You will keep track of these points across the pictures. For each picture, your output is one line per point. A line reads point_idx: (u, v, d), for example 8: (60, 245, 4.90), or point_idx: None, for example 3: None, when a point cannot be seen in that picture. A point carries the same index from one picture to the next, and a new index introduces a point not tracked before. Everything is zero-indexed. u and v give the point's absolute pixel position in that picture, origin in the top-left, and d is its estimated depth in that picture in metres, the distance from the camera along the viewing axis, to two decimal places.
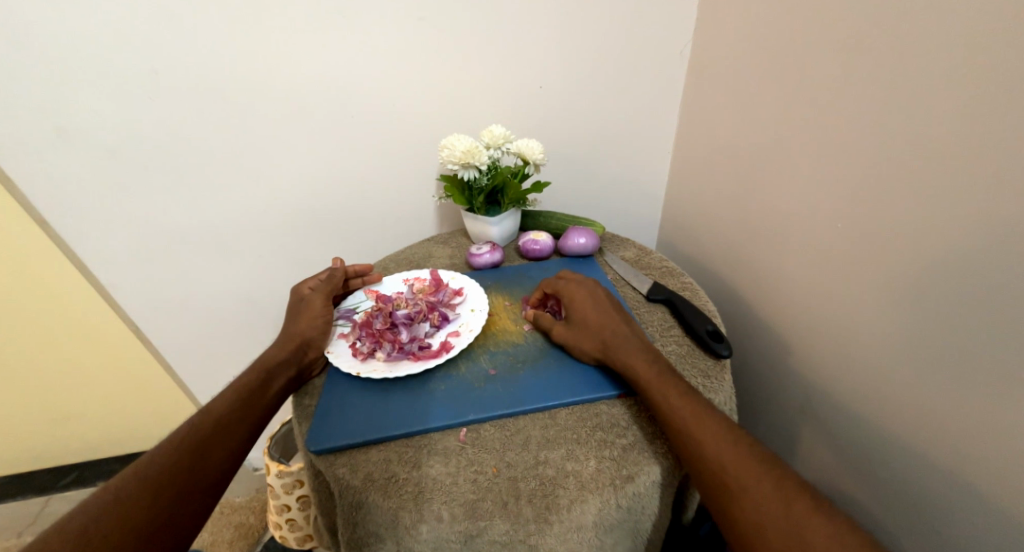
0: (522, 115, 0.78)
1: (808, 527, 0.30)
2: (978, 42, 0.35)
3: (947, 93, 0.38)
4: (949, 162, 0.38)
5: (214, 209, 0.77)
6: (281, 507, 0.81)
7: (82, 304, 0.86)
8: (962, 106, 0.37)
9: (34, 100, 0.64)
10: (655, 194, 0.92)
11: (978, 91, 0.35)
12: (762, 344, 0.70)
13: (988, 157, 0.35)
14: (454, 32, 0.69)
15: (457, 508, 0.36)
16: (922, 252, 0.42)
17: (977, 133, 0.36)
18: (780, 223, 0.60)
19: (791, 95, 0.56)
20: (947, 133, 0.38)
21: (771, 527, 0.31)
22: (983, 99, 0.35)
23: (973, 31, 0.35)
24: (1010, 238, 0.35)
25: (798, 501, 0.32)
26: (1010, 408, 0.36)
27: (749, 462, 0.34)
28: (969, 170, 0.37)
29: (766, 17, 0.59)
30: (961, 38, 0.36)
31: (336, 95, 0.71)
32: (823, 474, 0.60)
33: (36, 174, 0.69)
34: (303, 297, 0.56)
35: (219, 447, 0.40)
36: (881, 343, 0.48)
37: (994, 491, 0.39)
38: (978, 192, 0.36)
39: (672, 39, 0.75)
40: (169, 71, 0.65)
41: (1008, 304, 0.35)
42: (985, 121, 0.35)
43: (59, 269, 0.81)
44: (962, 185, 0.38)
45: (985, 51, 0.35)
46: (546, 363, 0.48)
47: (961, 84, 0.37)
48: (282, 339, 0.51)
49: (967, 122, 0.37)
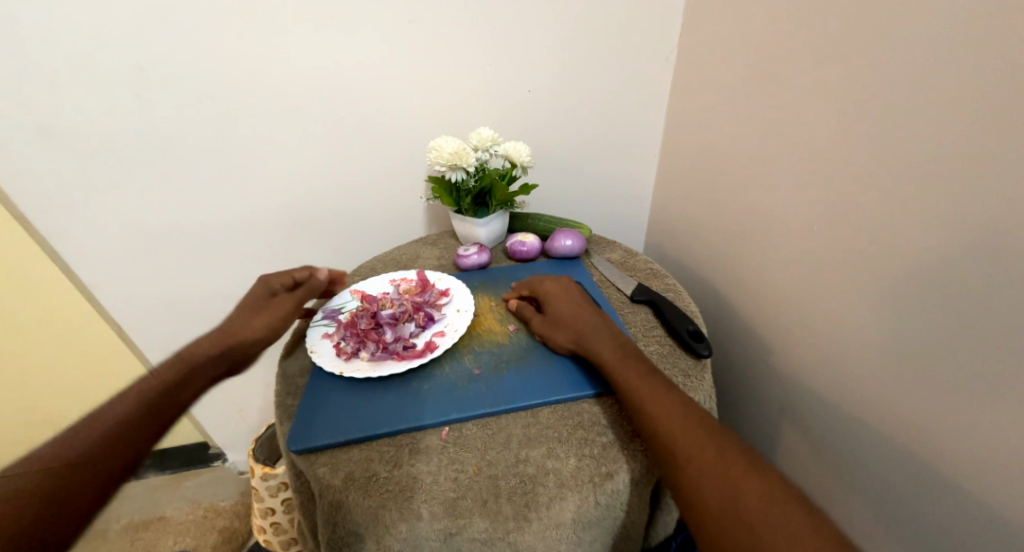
0: (511, 118, 0.79)
1: (742, 489, 0.31)
2: (954, 55, 0.36)
3: (927, 98, 0.39)
4: (926, 170, 0.40)
5: (201, 209, 0.77)
6: (265, 511, 0.80)
7: (66, 308, 0.85)
8: (940, 111, 0.38)
9: (15, 96, 0.63)
10: (642, 197, 0.93)
11: (955, 97, 0.37)
12: (746, 347, 0.71)
13: (965, 160, 0.36)
14: (443, 36, 0.69)
15: (437, 506, 0.36)
16: (899, 257, 0.43)
17: (954, 137, 0.37)
18: (763, 227, 0.62)
19: (774, 101, 0.57)
20: (925, 137, 0.39)
21: (710, 494, 0.32)
22: (959, 103, 0.36)
23: (950, 39, 0.36)
24: (984, 245, 0.36)
25: (737, 466, 0.32)
26: (987, 410, 0.38)
27: (697, 434, 0.35)
28: (947, 178, 0.38)
29: (750, 24, 0.60)
30: (940, 50, 0.37)
31: (325, 96, 0.71)
32: (806, 475, 0.61)
33: (16, 171, 0.68)
34: (268, 288, 0.55)
35: (153, 417, 0.36)
36: (861, 346, 0.49)
37: (971, 486, 0.40)
38: (955, 195, 0.38)
39: (659, 45, 0.76)
40: (156, 70, 0.64)
41: (980, 307, 0.37)
42: (960, 131, 0.37)
43: (42, 274, 0.80)
44: (939, 191, 0.39)
45: (960, 64, 0.36)
46: (528, 361, 0.49)
47: (939, 90, 0.38)
48: (234, 329, 0.50)
49: (945, 126, 0.38)
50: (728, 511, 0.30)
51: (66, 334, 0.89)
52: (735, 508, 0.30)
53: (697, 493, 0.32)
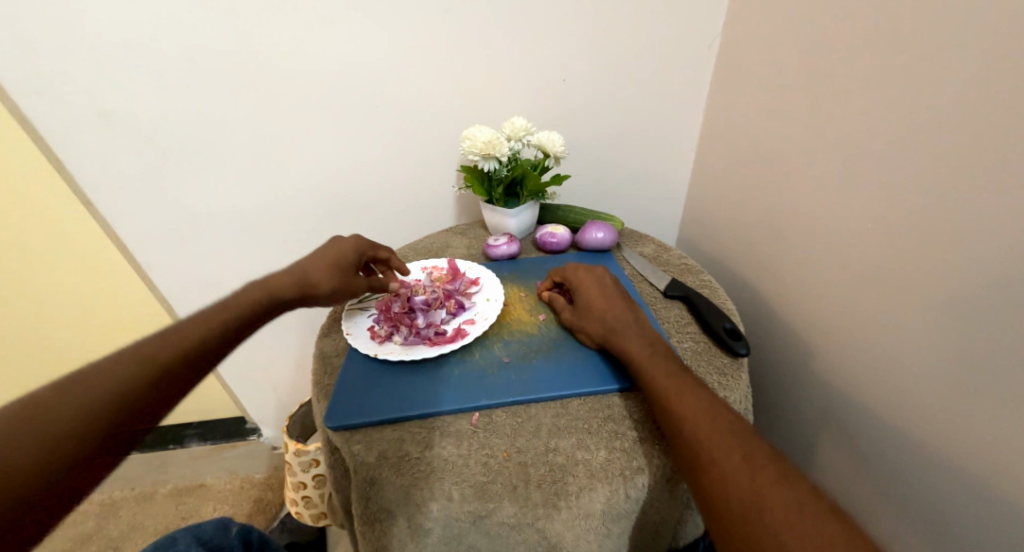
0: (544, 107, 0.78)
1: (768, 491, 0.30)
2: (1008, 41, 0.34)
3: (985, 88, 0.36)
4: (973, 164, 0.38)
5: (245, 195, 0.80)
6: (298, 485, 0.84)
7: (119, 285, 0.92)
8: (998, 101, 0.35)
9: (81, 88, 0.67)
10: (677, 190, 0.90)
11: (1015, 86, 0.34)
12: (781, 347, 0.68)
13: (1019, 155, 0.34)
14: (478, 24, 0.69)
15: (467, 489, 0.36)
16: (943, 258, 0.41)
17: (1007, 130, 0.35)
18: (802, 223, 0.59)
19: (818, 91, 0.54)
20: (975, 130, 0.37)
21: (737, 494, 0.31)
22: (1018, 92, 0.33)
23: (1009, 25, 0.34)
24: None
25: (765, 471, 0.31)
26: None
27: (724, 433, 0.34)
28: (996, 171, 0.36)
29: (795, 11, 0.57)
30: (994, 37, 0.35)
31: (363, 86, 0.72)
32: (839, 480, 0.59)
33: (78, 156, 0.72)
34: (369, 244, 0.57)
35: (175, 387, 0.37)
36: (899, 348, 0.47)
37: (1010, 495, 0.38)
38: (1011, 191, 0.35)
39: (700, 31, 0.73)
40: (205, 60, 0.67)
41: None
42: (1010, 119, 0.34)
43: (103, 253, 0.87)
44: (986, 185, 0.37)
45: (1013, 52, 0.34)
46: (559, 352, 0.49)
47: (999, 77, 0.35)
48: (318, 266, 0.52)
49: (1001, 118, 0.35)
50: (752, 513, 0.30)
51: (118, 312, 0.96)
52: (760, 510, 0.30)
53: (722, 493, 0.32)
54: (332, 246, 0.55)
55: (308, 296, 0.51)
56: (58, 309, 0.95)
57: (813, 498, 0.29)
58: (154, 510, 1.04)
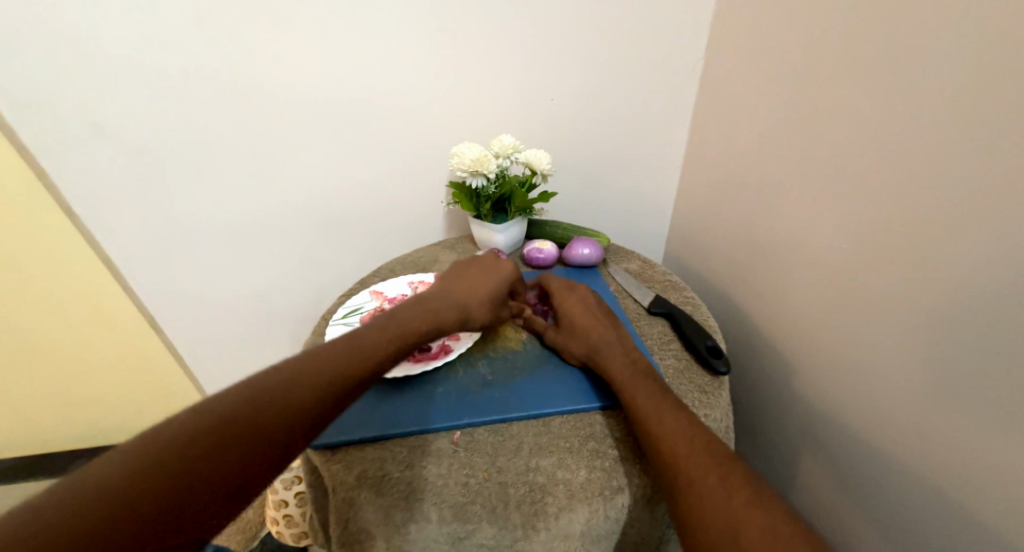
0: (533, 125, 0.79)
1: (743, 514, 0.31)
2: (984, 69, 0.36)
3: (968, 115, 0.37)
4: (951, 185, 0.39)
5: (233, 207, 0.80)
6: (279, 502, 0.82)
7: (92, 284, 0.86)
8: (979, 128, 0.37)
9: (68, 97, 0.66)
10: (664, 207, 0.92)
11: (996, 115, 0.35)
12: (765, 363, 0.69)
13: (997, 177, 0.35)
14: (471, 44, 0.71)
15: (446, 510, 0.36)
16: (920, 274, 0.43)
17: (985, 152, 0.36)
18: (785, 240, 0.61)
19: (802, 114, 0.56)
20: (953, 153, 0.39)
21: (712, 518, 0.31)
22: (1001, 119, 0.35)
23: (986, 54, 0.36)
24: (1010, 262, 0.35)
25: (741, 493, 0.32)
26: (1006, 432, 0.37)
27: (701, 453, 0.35)
28: (973, 192, 0.37)
29: (779, 36, 0.59)
30: (971, 65, 0.37)
31: (355, 101, 0.73)
32: (821, 495, 0.60)
33: (63, 166, 0.71)
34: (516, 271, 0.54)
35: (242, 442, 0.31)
36: (878, 364, 0.48)
37: (987, 509, 0.39)
38: (992, 212, 0.36)
39: (686, 53, 0.75)
40: (199, 73, 0.67)
41: (1003, 326, 0.36)
42: (988, 143, 0.36)
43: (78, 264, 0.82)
44: (964, 205, 0.38)
45: (989, 79, 0.36)
46: (542, 369, 0.49)
47: (982, 105, 0.36)
48: (474, 301, 0.48)
49: (983, 144, 0.36)
50: (727, 537, 0.30)
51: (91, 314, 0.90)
52: (734, 533, 0.30)
53: (698, 516, 0.32)
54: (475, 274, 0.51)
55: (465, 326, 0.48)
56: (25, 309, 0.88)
57: (787, 520, 0.30)
58: None
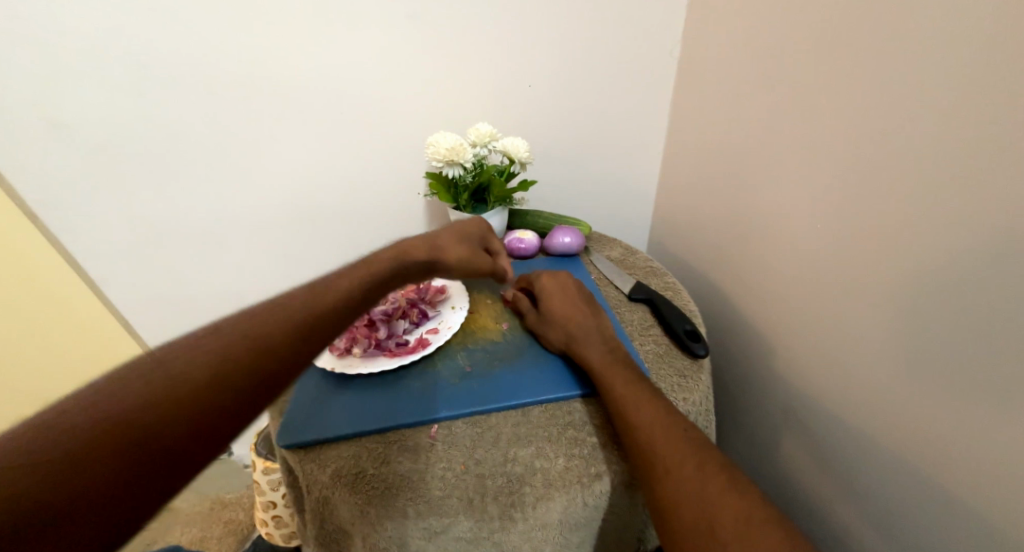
0: (511, 113, 0.78)
1: (715, 501, 0.30)
2: (958, 41, 0.35)
3: (940, 90, 0.37)
4: (924, 162, 0.39)
5: (206, 205, 0.77)
6: (266, 504, 0.81)
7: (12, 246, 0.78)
8: (957, 103, 0.36)
9: (24, 93, 0.63)
10: (646, 194, 0.91)
11: (972, 91, 0.35)
12: (747, 347, 0.69)
13: (969, 153, 0.35)
14: (444, 31, 0.69)
15: (423, 505, 0.35)
16: (895, 252, 0.43)
17: (958, 127, 0.36)
18: (764, 223, 0.60)
19: (781, 94, 0.55)
20: (926, 130, 0.39)
21: (685, 505, 0.31)
22: (974, 95, 0.35)
23: (959, 28, 0.35)
24: (982, 236, 0.35)
25: (715, 479, 0.32)
26: (981, 406, 0.37)
27: (675, 440, 0.35)
28: (946, 167, 0.37)
29: (757, 18, 0.58)
30: (945, 38, 0.36)
31: (327, 91, 0.71)
32: (804, 475, 0.60)
33: (22, 166, 0.68)
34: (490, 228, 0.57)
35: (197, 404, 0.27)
36: (858, 344, 0.48)
37: (964, 482, 0.39)
38: (963, 186, 0.36)
39: (665, 36, 0.74)
40: (160, 65, 0.65)
41: (977, 302, 0.36)
42: (961, 118, 0.36)
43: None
44: (938, 182, 0.38)
45: (964, 52, 0.35)
46: (522, 359, 0.49)
47: (959, 81, 0.36)
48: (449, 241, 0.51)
49: (963, 120, 0.36)
50: (701, 524, 0.30)
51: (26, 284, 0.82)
52: (708, 521, 0.30)
53: (674, 503, 0.32)
54: (465, 227, 0.54)
55: (439, 262, 0.49)
56: None
57: (762, 505, 0.30)
58: None
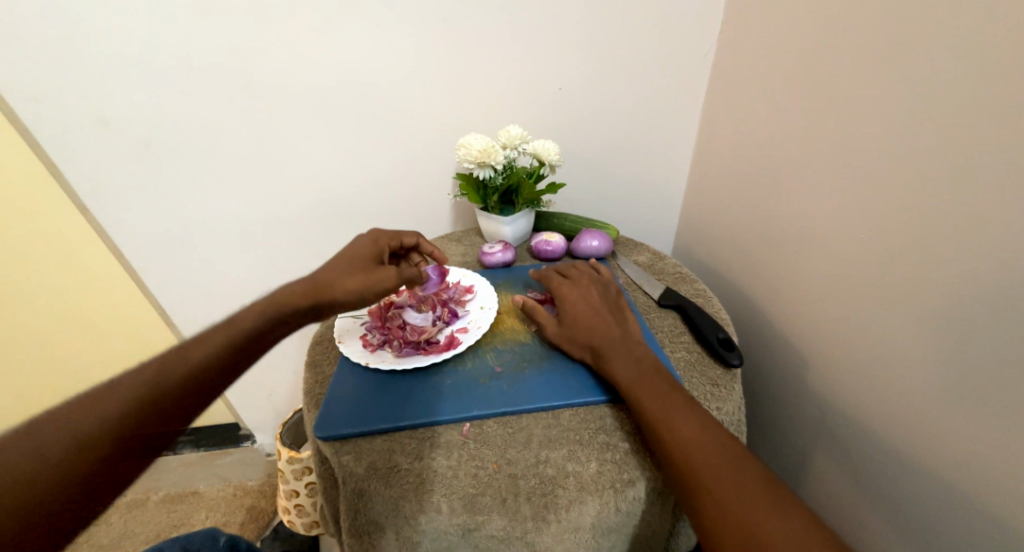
0: (541, 114, 0.78)
1: (762, 520, 0.31)
2: (995, 51, 0.35)
3: (975, 100, 0.36)
4: (958, 172, 0.38)
5: (241, 200, 0.80)
6: (290, 493, 0.83)
7: (75, 237, 0.87)
8: (991, 114, 0.35)
9: (77, 92, 0.67)
10: (674, 198, 0.90)
11: (1006, 101, 0.34)
12: (774, 357, 0.68)
13: (1003, 165, 0.35)
14: (477, 31, 0.69)
15: (456, 501, 0.36)
16: (927, 263, 0.42)
17: (991, 138, 0.35)
18: (795, 232, 0.60)
19: (815, 101, 0.54)
20: (960, 140, 0.38)
21: (728, 519, 0.31)
22: (1010, 106, 0.34)
23: (995, 37, 0.35)
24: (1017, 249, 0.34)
25: (763, 499, 0.32)
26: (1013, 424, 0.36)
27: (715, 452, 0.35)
28: (980, 179, 0.37)
29: (791, 22, 0.57)
30: (981, 48, 0.36)
31: (360, 91, 0.72)
32: (830, 487, 0.59)
33: (75, 161, 0.72)
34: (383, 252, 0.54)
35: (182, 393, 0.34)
36: (887, 357, 0.48)
37: (994, 500, 0.38)
38: (995, 200, 0.35)
39: (698, 39, 0.74)
40: (203, 67, 0.67)
41: (1010, 318, 0.35)
42: (996, 130, 0.35)
43: (89, 248, 0.89)
44: (971, 193, 0.37)
45: (1001, 62, 0.34)
46: (551, 362, 0.49)
47: (998, 90, 0.35)
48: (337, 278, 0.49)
49: (997, 131, 0.35)
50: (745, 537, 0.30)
51: (79, 271, 0.92)
52: (750, 535, 0.30)
53: (716, 515, 0.32)
54: (351, 259, 0.52)
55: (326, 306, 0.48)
56: (21, 269, 0.91)
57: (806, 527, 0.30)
58: (146, 517, 1.02)
